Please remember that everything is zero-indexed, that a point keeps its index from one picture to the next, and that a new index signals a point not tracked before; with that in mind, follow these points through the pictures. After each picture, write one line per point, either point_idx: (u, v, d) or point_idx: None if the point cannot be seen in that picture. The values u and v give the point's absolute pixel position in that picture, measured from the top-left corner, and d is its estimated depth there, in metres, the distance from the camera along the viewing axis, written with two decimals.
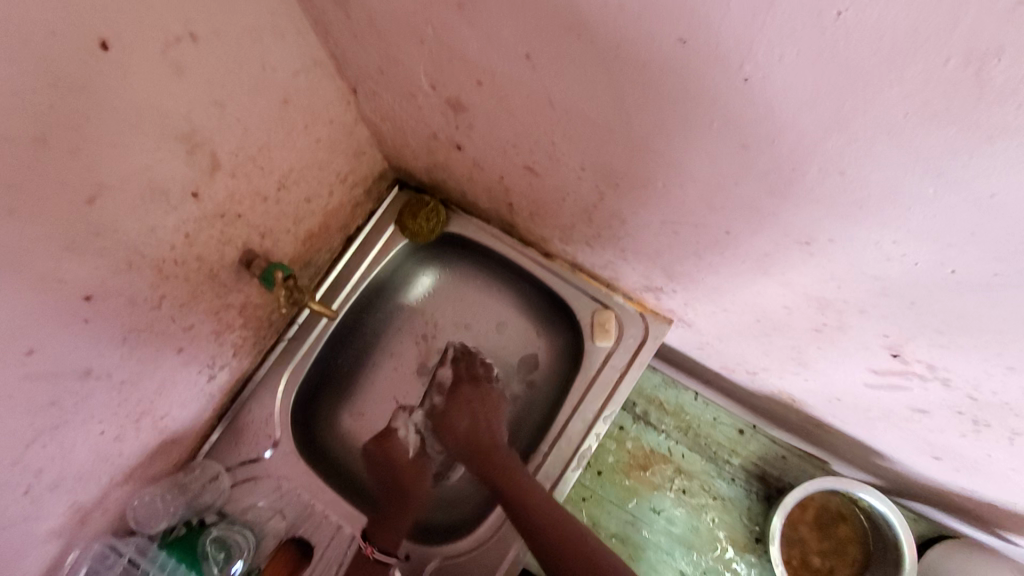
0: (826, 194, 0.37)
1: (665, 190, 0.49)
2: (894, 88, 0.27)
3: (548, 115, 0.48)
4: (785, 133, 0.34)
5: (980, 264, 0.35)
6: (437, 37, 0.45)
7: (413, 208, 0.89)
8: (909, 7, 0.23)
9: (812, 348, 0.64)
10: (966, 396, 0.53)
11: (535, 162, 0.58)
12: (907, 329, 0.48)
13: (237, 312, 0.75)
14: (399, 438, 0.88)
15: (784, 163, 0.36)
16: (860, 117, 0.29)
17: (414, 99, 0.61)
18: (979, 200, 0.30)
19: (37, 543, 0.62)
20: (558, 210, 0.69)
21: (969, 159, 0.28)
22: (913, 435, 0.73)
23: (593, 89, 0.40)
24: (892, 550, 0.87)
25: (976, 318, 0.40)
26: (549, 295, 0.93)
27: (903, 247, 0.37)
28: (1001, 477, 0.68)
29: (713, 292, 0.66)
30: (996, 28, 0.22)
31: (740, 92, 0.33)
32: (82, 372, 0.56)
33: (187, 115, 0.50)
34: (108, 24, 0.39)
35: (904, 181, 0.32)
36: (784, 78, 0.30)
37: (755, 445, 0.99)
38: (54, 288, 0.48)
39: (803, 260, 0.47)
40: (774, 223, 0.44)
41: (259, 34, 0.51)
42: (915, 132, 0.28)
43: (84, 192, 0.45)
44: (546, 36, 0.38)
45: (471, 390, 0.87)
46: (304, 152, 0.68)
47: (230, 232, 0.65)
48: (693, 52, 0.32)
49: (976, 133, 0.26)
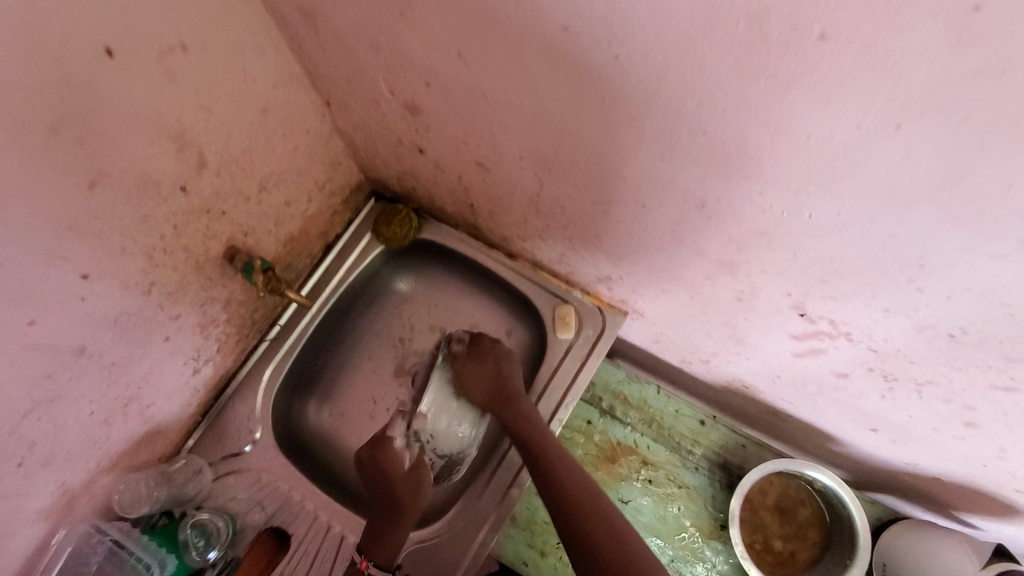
0: (700, 153, 0.45)
1: (587, 169, 0.56)
2: (712, 51, 0.35)
3: (485, 108, 0.56)
4: (655, 102, 0.42)
5: (826, 204, 0.43)
6: (389, 44, 0.55)
7: (388, 217, 0.98)
8: None
9: (742, 321, 0.70)
10: (868, 349, 0.60)
11: (484, 157, 0.67)
12: (801, 283, 0.55)
13: (222, 307, 0.82)
14: (393, 445, 0.84)
15: (662, 130, 0.45)
16: (700, 78, 0.38)
17: (378, 106, 0.70)
18: (799, 141, 0.38)
19: (26, 520, 0.65)
20: (511, 206, 0.77)
21: (781, 105, 0.36)
22: (847, 406, 0.78)
23: (512, 78, 0.49)
24: (848, 529, 0.91)
25: (842, 260, 0.48)
26: (515, 295, 0.99)
27: (768, 198, 0.46)
28: (929, 440, 0.73)
29: (650, 273, 0.73)
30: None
31: (614, 69, 0.41)
32: (76, 349, 0.61)
33: (178, 116, 0.59)
34: (113, 34, 0.48)
35: (747, 132, 0.40)
36: (639, 53, 0.39)
37: (716, 435, 1.04)
38: (56, 263, 0.54)
39: (706, 224, 0.54)
40: (675, 189, 0.51)
41: (240, 48, 0.61)
42: (738, 87, 0.37)
43: (86, 177, 0.53)
44: (469, 34, 0.47)
45: (476, 355, 0.89)
46: (283, 158, 0.77)
47: (215, 227, 0.72)
48: (573, 37, 0.41)
49: (776, 84, 0.35)
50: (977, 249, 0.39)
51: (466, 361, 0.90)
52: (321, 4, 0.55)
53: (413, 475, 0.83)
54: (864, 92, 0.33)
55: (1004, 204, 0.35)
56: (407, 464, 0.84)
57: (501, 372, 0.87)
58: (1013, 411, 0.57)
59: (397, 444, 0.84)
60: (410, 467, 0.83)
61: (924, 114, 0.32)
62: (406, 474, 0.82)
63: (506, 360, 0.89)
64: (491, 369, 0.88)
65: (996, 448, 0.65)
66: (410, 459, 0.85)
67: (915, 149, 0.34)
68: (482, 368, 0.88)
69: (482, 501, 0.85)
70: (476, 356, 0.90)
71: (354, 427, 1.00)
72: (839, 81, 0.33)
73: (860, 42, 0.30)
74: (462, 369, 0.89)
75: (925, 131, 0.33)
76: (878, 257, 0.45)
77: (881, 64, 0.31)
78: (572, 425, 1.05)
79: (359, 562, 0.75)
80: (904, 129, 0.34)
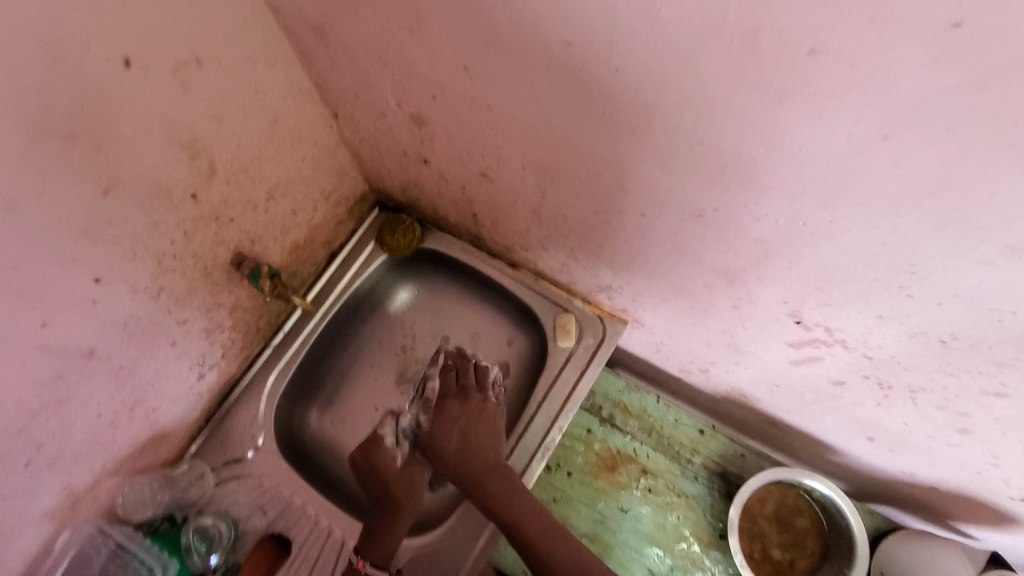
0: (698, 164, 0.47)
1: (587, 180, 0.58)
2: (708, 66, 0.37)
3: (489, 119, 0.58)
4: (654, 115, 0.44)
5: (819, 214, 0.44)
6: (397, 58, 0.57)
7: (391, 226, 0.99)
8: (694, 6, 0.34)
9: (739, 329, 0.72)
10: (863, 356, 0.61)
11: (488, 168, 0.69)
12: (797, 291, 0.56)
13: (227, 313, 0.83)
14: (387, 448, 0.83)
15: (661, 141, 0.46)
16: (696, 92, 0.40)
17: (385, 117, 0.72)
18: (793, 152, 0.40)
19: (31, 521, 0.66)
20: (513, 215, 0.78)
21: (774, 117, 0.38)
22: (844, 415, 0.79)
23: (516, 91, 0.51)
24: (846, 537, 0.91)
25: (837, 268, 0.49)
26: (517, 304, 1.01)
27: (764, 207, 0.47)
28: (925, 449, 0.74)
29: (650, 281, 0.74)
30: (746, 11, 0.32)
31: (614, 83, 0.43)
32: (86, 351, 0.62)
33: (191, 126, 0.60)
34: (131, 46, 0.50)
35: (743, 144, 0.42)
36: (638, 68, 0.41)
37: (715, 444, 1.05)
38: (70, 267, 0.56)
39: (704, 233, 0.56)
40: (674, 199, 0.53)
41: (252, 61, 0.63)
42: (733, 100, 0.39)
43: (101, 184, 0.54)
44: (474, 48, 0.49)
45: (458, 407, 0.84)
46: (290, 168, 0.79)
47: (223, 234, 0.74)
48: (575, 52, 0.43)
49: (769, 97, 0.37)
50: (964, 256, 0.40)
51: (451, 400, 0.85)
52: (332, 19, 0.57)
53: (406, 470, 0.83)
54: (853, 105, 0.34)
55: (988, 212, 0.36)
56: (401, 461, 0.83)
57: (481, 430, 0.82)
58: (1005, 418, 0.58)
59: (388, 443, 0.84)
60: (404, 465, 0.83)
61: (910, 126, 0.34)
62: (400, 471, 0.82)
63: (482, 428, 0.83)
64: (462, 432, 0.82)
65: (990, 455, 0.66)
66: (403, 456, 0.84)
67: (903, 159, 0.36)
68: (461, 422, 0.83)
69: (481, 508, 0.85)
70: (463, 400, 0.85)
71: (355, 434, 1.00)
72: (830, 94, 0.35)
73: (847, 57, 0.32)
74: (435, 435, 0.82)
75: (912, 141, 0.35)
76: (870, 264, 0.47)
77: (868, 78, 0.32)
78: (572, 433, 1.06)
79: (356, 563, 0.75)
80: (892, 141, 0.35)
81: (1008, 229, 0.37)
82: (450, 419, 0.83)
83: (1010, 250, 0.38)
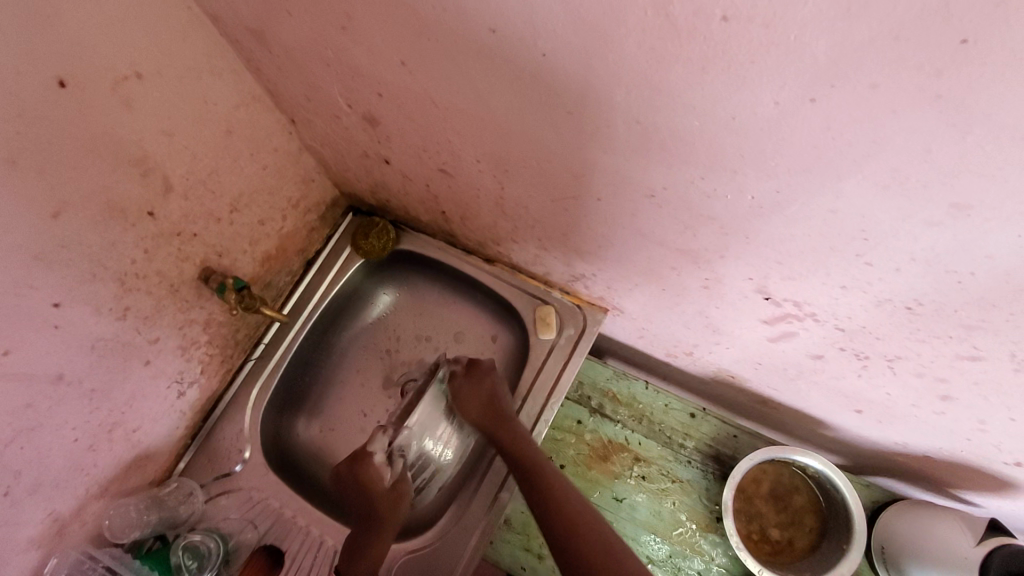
0: (640, 142, 0.45)
1: (540, 168, 0.57)
2: (629, 40, 0.36)
3: (436, 113, 0.57)
4: (587, 97, 0.43)
5: (764, 185, 0.43)
6: (338, 58, 0.56)
7: (365, 230, 0.99)
8: None
9: (713, 309, 0.70)
10: (835, 328, 0.60)
11: (445, 164, 0.68)
12: (760, 266, 0.55)
13: (202, 329, 0.82)
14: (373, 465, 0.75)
15: (599, 122, 0.45)
16: (621, 68, 0.39)
17: (340, 120, 0.71)
18: (727, 122, 0.39)
19: (16, 551, 0.66)
20: (480, 210, 0.77)
21: (701, 88, 0.37)
22: (830, 389, 0.77)
23: (455, 82, 0.50)
24: (844, 514, 0.90)
25: (793, 240, 0.48)
26: (496, 299, 1.00)
27: (711, 182, 0.46)
28: (913, 418, 0.73)
29: (620, 268, 0.73)
30: None
31: (543, 65, 0.42)
32: (55, 376, 0.62)
33: (140, 142, 0.60)
34: (64, 66, 0.49)
35: (677, 118, 0.41)
36: (563, 50, 0.40)
37: (706, 427, 1.04)
38: (27, 293, 0.55)
39: (659, 213, 0.55)
40: (623, 179, 0.52)
41: (197, 72, 0.63)
42: (654, 74, 0.38)
43: (49, 207, 0.54)
44: (407, 42, 0.48)
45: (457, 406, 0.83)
46: (252, 177, 0.78)
47: (188, 249, 0.73)
48: (500, 39, 0.42)
49: (693, 68, 0.36)
50: (912, 218, 0.40)
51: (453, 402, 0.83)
52: (270, 24, 0.56)
53: (395, 490, 0.78)
54: (774, 70, 0.33)
55: (924, 169, 0.35)
56: (389, 480, 0.77)
57: None
58: (983, 380, 0.56)
59: (377, 459, 0.76)
60: (393, 483, 0.78)
61: (834, 86, 0.33)
62: (389, 489, 0.77)
63: (474, 416, 0.82)
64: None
65: (975, 420, 0.65)
66: (392, 473, 0.78)
67: (833, 121, 0.35)
68: (459, 413, 0.82)
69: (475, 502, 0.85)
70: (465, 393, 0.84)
71: (344, 441, 0.99)
72: (749, 61, 0.34)
73: (760, 20, 0.31)
74: (436, 431, 0.80)
75: (839, 102, 0.34)
76: (823, 234, 0.46)
77: (783, 41, 0.32)
78: (563, 425, 1.04)
79: None
80: (819, 103, 0.34)
81: (950, 186, 0.36)
82: (451, 409, 0.82)
83: (955, 208, 0.37)
